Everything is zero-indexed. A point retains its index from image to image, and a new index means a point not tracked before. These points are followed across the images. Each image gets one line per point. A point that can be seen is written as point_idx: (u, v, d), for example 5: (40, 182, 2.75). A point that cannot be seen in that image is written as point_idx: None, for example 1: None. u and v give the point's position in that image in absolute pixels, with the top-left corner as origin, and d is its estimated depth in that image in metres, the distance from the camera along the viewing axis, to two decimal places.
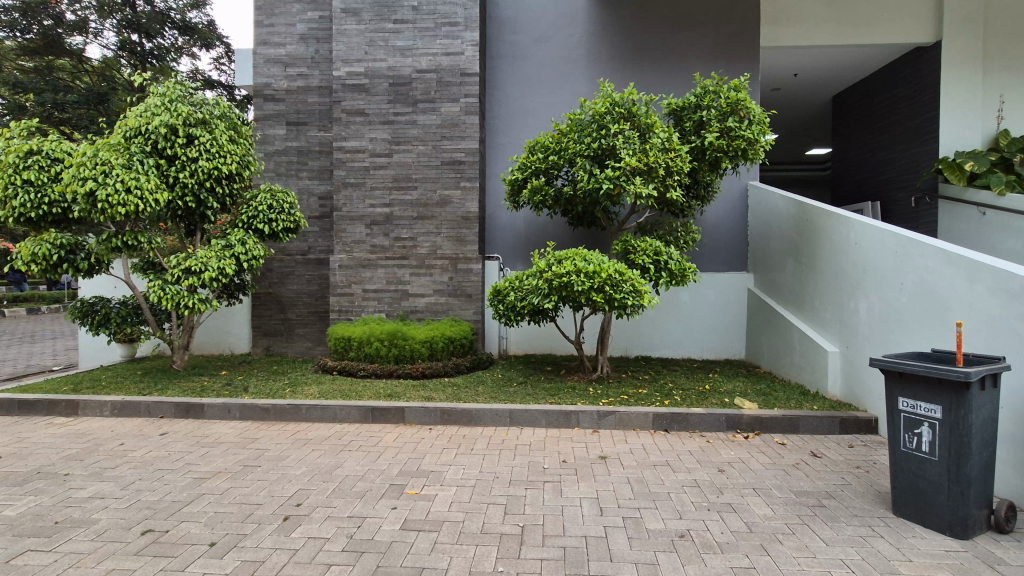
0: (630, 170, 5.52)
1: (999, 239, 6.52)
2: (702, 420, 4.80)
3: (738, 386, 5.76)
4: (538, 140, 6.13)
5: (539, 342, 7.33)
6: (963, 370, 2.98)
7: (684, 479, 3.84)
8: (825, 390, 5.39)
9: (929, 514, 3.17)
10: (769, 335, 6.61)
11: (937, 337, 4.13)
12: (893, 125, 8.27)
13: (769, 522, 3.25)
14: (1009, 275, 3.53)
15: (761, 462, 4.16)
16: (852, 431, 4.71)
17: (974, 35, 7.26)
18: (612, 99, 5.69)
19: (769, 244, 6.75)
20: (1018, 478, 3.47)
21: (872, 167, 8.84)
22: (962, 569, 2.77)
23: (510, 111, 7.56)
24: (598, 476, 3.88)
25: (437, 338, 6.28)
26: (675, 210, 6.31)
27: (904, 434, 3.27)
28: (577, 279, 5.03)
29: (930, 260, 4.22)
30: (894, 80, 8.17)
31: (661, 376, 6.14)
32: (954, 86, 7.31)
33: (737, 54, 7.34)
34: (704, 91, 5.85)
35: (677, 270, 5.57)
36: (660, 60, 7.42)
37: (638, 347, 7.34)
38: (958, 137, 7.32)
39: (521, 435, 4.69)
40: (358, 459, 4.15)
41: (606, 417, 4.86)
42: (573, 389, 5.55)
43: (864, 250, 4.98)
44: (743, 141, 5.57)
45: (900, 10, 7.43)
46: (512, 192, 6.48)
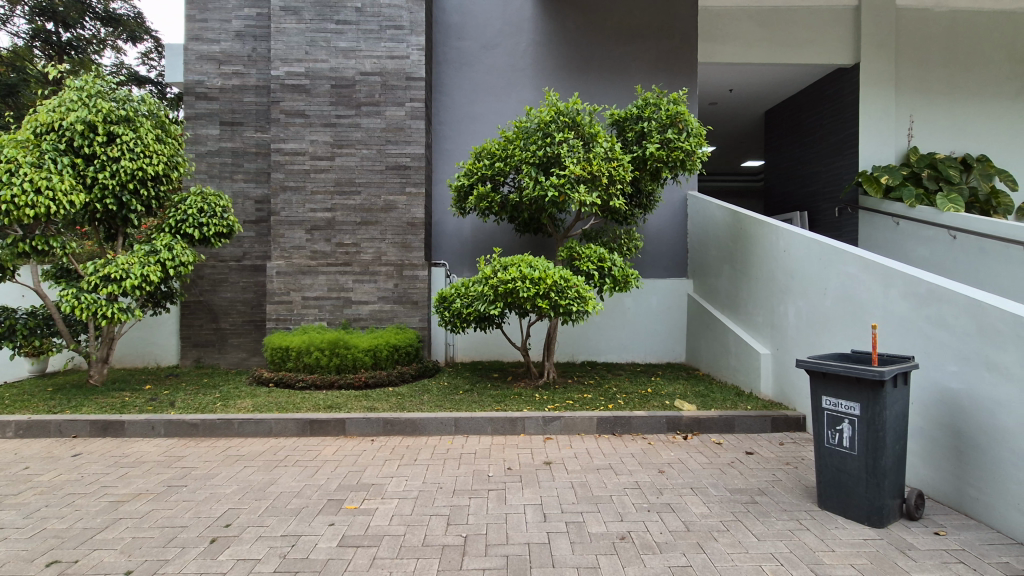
0: (575, 178, 5.60)
1: (910, 246, 7.14)
2: (644, 423, 4.92)
3: (678, 388, 5.95)
4: (485, 147, 6.12)
5: (485, 348, 7.30)
6: (877, 369, 3.20)
7: (626, 481, 3.91)
8: (758, 391, 5.65)
9: (850, 506, 3.36)
10: (707, 338, 6.86)
11: (857, 339, 4.41)
12: (819, 140, 8.82)
13: (705, 520, 3.36)
14: (919, 280, 3.82)
15: (699, 462, 4.30)
16: (782, 429, 4.96)
17: (887, 58, 7.87)
18: (557, 108, 5.77)
19: (707, 251, 7.03)
20: (925, 468, 3.77)
21: (800, 179, 9.39)
22: (878, 557, 2.96)
23: (457, 117, 7.53)
24: (542, 482, 3.89)
25: (381, 346, 6.13)
26: (619, 218, 6.45)
27: (827, 431, 3.45)
28: (522, 286, 5.05)
29: (850, 266, 4.50)
30: (819, 98, 8.73)
31: (605, 380, 6.25)
32: (870, 106, 7.90)
33: (676, 68, 7.61)
34: (645, 103, 6.03)
35: (621, 276, 5.66)
36: (604, 71, 7.60)
37: (584, 352, 7.45)
38: (875, 152, 7.91)
39: (466, 443, 4.65)
40: (294, 475, 3.97)
41: (551, 422, 4.87)
42: (520, 396, 5.55)
43: (792, 257, 5.27)
44: (682, 153, 5.78)
45: (823, 33, 7.94)
46: (458, 198, 6.44)
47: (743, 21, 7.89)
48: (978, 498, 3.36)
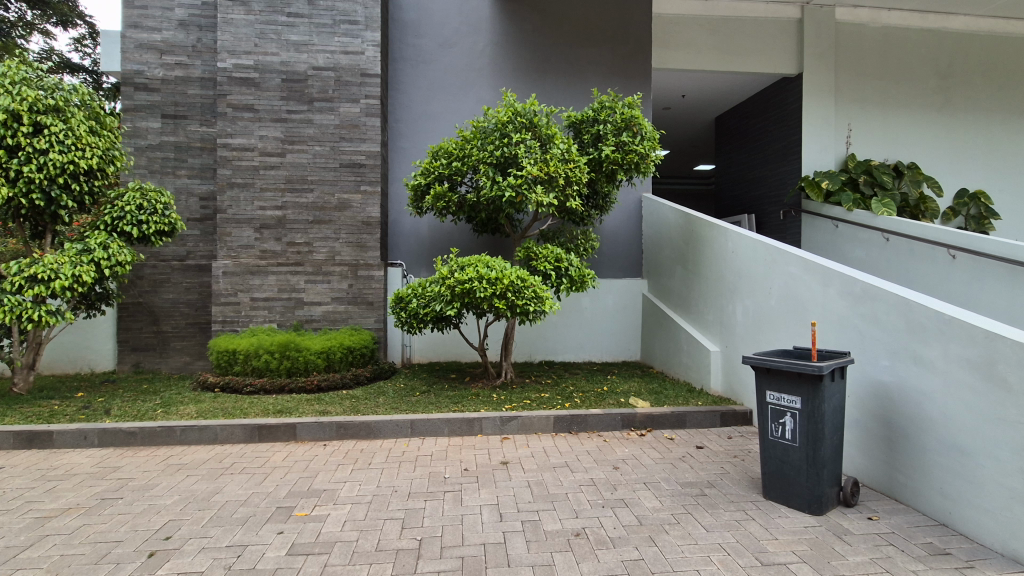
0: (532, 179, 5.63)
1: (848, 249, 7.62)
2: (600, 421, 4.99)
3: (633, 386, 6.07)
4: (442, 146, 6.07)
5: (443, 349, 7.24)
6: (817, 364, 3.36)
7: (581, 478, 3.96)
8: (709, 386, 5.84)
9: (792, 495, 3.51)
10: (660, 336, 7.04)
11: (799, 336, 4.63)
12: (765, 146, 9.20)
13: (657, 514, 3.44)
14: (855, 279, 4.04)
15: (651, 457, 4.40)
16: (731, 424, 5.14)
17: (828, 69, 8.28)
18: (514, 109, 5.79)
19: (661, 252, 7.21)
20: (860, 457, 3.99)
21: (748, 183, 9.77)
22: (817, 543, 3.11)
23: (413, 115, 7.44)
24: (499, 482, 3.89)
25: (335, 348, 5.99)
26: (575, 219, 6.52)
27: (771, 424, 3.60)
28: (479, 286, 5.04)
29: (792, 266, 4.72)
30: (765, 106, 9.12)
31: (562, 379, 6.31)
32: (812, 114, 8.31)
33: (631, 73, 7.76)
34: (600, 106, 6.12)
35: (577, 276, 5.72)
36: (561, 74, 7.68)
37: (542, 351, 7.51)
38: (816, 158, 8.32)
39: (422, 446, 4.59)
40: (241, 483, 3.82)
41: (508, 422, 4.88)
42: (477, 396, 5.53)
43: (740, 258, 5.48)
44: (636, 155, 5.91)
45: (769, 43, 8.28)
46: (415, 198, 6.36)
47: (694, 29, 8.15)
48: (907, 484, 3.60)
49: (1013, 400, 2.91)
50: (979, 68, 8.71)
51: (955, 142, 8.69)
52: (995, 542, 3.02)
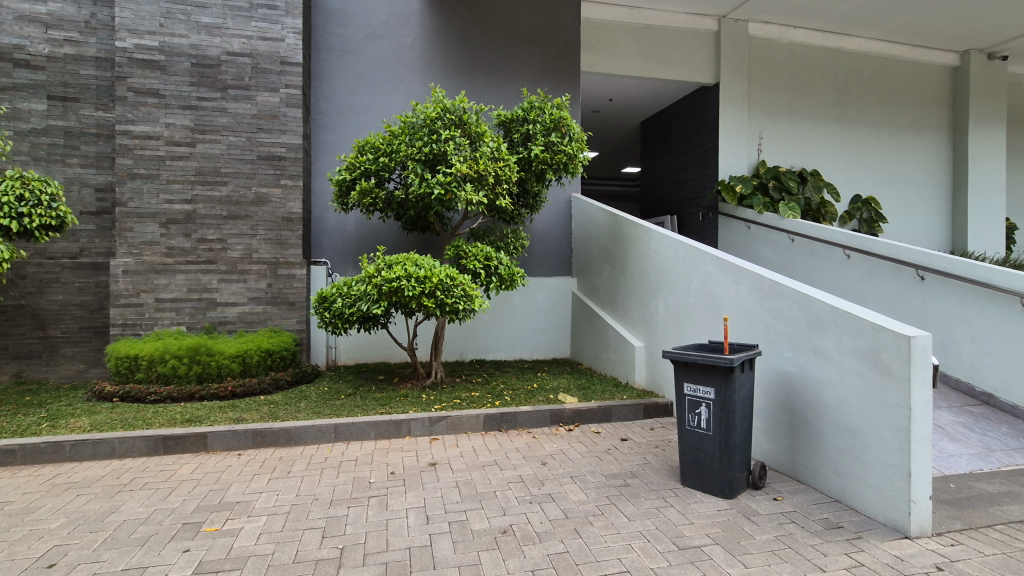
0: (461, 177, 5.58)
1: (760, 249, 8.25)
2: (529, 418, 5.04)
3: (562, 382, 6.19)
4: (368, 140, 5.89)
5: (370, 350, 7.02)
6: (728, 357, 3.58)
7: (509, 476, 3.98)
8: (633, 380, 6.06)
9: (707, 481, 3.71)
10: (589, 333, 7.22)
11: (714, 330, 4.90)
12: (686, 151, 9.68)
13: (582, 506, 3.52)
14: (763, 277, 4.33)
15: (578, 451, 4.50)
16: (653, 416, 5.37)
17: (741, 80, 8.83)
18: (443, 105, 5.73)
19: (589, 251, 7.39)
20: (766, 441, 4.29)
21: (670, 185, 10.23)
22: (729, 525, 3.31)
23: (338, 108, 7.16)
24: (425, 483, 3.82)
25: (251, 352, 5.67)
26: (505, 218, 6.54)
27: (688, 415, 3.79)
28: (406, 285, 4.94)
29: (709, 265, 4.99)
30: (686, 113, 9.59)
31: (493, 377, 6.32)
32: (728, 122, 8.83)
33: (561, 75, 7.86)
34: (530, 106, 6.17)
35: (507, 275, 5.73)
36: (491, 73, 7.66)
37: (473, 350, 7.48)
38: (731, 163, 8.86)
39: (346, 451, 4.43)
40: (142, 499, 3.51)
41: (437, 423, 4.81)
42: (405, 397, 5.41)
43: (662, 257, 5.72)
44: (564, 156, 6.01)
45: (689, 53, 8.70)
46: (340, 193, 6.14)
47: (620, 35, 8.42)
48: (807, 465, 3.90)
49: (894, 385, 3.23)
50: (871, 86, 9.61)
51: (851, 152, 9.56)
52: (879, 514, 3.36)
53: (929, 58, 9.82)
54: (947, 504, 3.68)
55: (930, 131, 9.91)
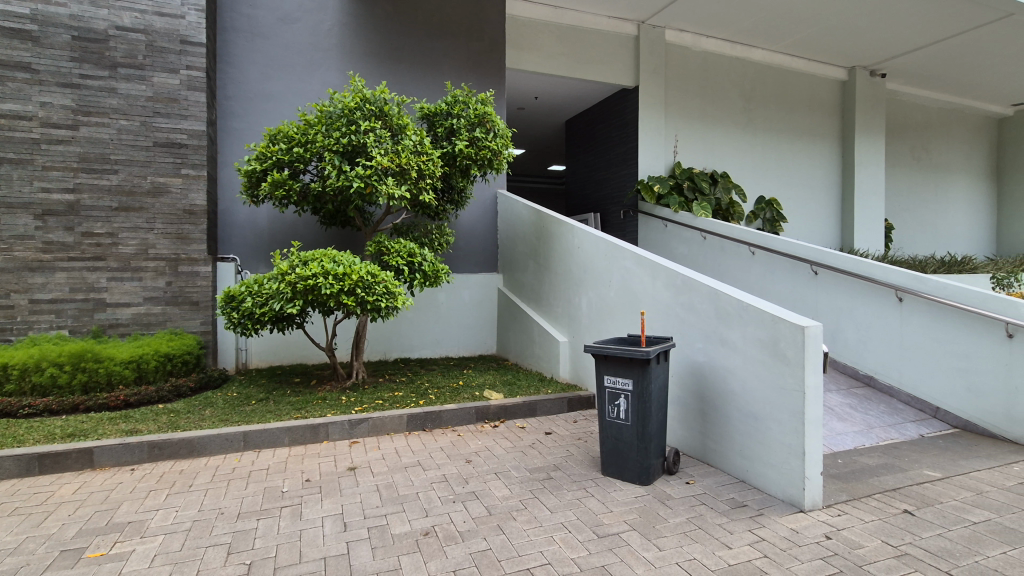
0: (382, 170, 5.40)
1: (676, 246, 8.67)
2: (454, 416, 4.99)
3: (488, 378, 6.18)
4: (281, 129, 5.56)
5: (286, 351, 6.65)
6: (645, 350, 3.71)
7: (432, 476, 3.91)
8: (558, 374, 6.17)
9: (625, 469, 3.85)
10: (515, 329, 7.26)
11: (632, 324, 5.08)
12: (607, 150, 9.98)
13: (505, 502, 3.53)
14: (677, 272, 4.55)
15: (503, 447, 4.51)
16: (576, 409, 5.49)
17: (659, 84, 9.22)
18: (362, 95, 5.51)
19: (515, 248, 7.42)
20: (680, 429, 4.50)
21: (593, 184, 10.51)
22: (645, 511, 3.44)
23: (247, 93, 6.70)
24: (344, 489, 3.68)
25: (147, 357, 5.19)
26: (429, 213, 6.40)
27: (608, 407, 3.90)
28: (323, 283, 4.70)
29: (628, 261, 5.16)
30: (608, 113, 9.89)
31: (418, 376, 6.19)
32: (647, 123, 9.19)
33: (486, 70, 7.78)
34: (454, 100, 6.09)
35: (431, 271, 5.61)
36: (414, 64, 7.46)
37: (397, 348, 7.30)
38: (650, 164, 9.24)
39: (256, 459, 4.17)
40: (9, 527, 3.10)
41: (358, 425, 4.64)
42: (323, 400, 5.17)
43: (585, 253, 5.86)
44: (489, 152, 5.97)
45: (611, 55, 8.97)
46: (249, 185, 5.75)
47: (545, 34, 8.52)
48: (716, 449, 4.15)
49: (790, 371, 3.50)
50: (773, 96, 10.39)
51: (756, 156, 10.28)
52: (777, 491, 3.63)
53: (822, 72, 10.75)
54: (836, 478, 4.05)
55: (823, 139, 10.87)
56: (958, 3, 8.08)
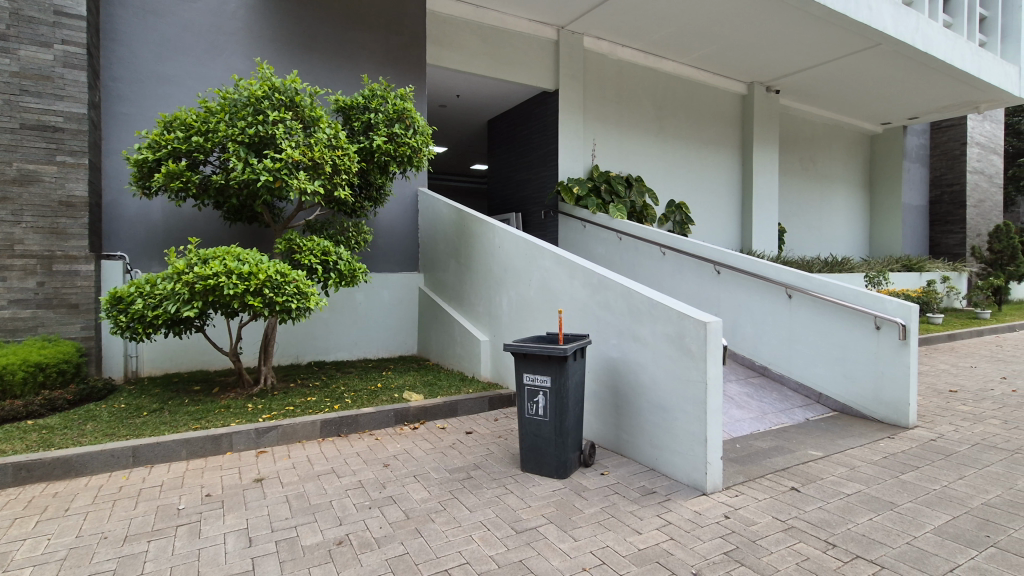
0: (292, 163, 5.11)
1: (594, 247, 8.99)
2: (371, 419, 4.84)
3: (408, 380, 6.06)
4: (177, 115, 5.13)
5: (183, 357, 6.14)
6: (563, 347, 3.82)
7: (347, 483, 3.77)
8: (479, 373, 6.18)
9: (543, 464, 3.93)
10: (436, 329, 7.18)
11: (551, 323, 5.20)
12: (528, 151, 10.14)
13: (424, 504, 3.48)
14: (593, 272, 4.70)
15: (422, 449, 4.44)
16: (497, 407, 5.53)
17: (578, 89, 9.49)
18: (271, 83, 5.20)
19: (436, 247, 7.34)
20: (596, 422, 4.67)
21: (514, 184, 10.62)
22: (562, 503, 3.54)
23: (137, 75, 6.11)
24: (250, 502, 3.45)
25: (13, 367, 4.58)
26: (345, 210, 6.16)
27: (527, 404, 3.97)
28: (225, 283, 4.38)
29: (547, 261, 5.27)
30: (529, 115, 10.05)
31: (333, 380, 5.94)
32: (566, 126, 9.42)
33: (405, 65, 7.60)
34: (371, 94, 5.90)
35: (347, 270, 5.40)
36: (328, 55, 7.15)
37: (311, 352, 6.98)
38: (569, 166, 9.50)
39: (148, 476, 3.81)
40: None
41: (266, 434, 4.38)
42: (227, 409, 4.82)
43: (505, 252, 5.91)
44: (408, 148, 5.84)
45: (532, 58, 9.12)
46: (140, 175, 5.25)
47: (466, 32, 8.50)
48: (629, 440, 4.34)
49: (694, 364, 3.75)
50: (682, 105, 11.05)
51: (666, 163, 10.90)
52: (684, 476, 3.87)
53: (726, 85, 11.57)
54: (734, 461, 4.39)
55: (727, 148, 11.73)
56: (837, 31, 9.01)
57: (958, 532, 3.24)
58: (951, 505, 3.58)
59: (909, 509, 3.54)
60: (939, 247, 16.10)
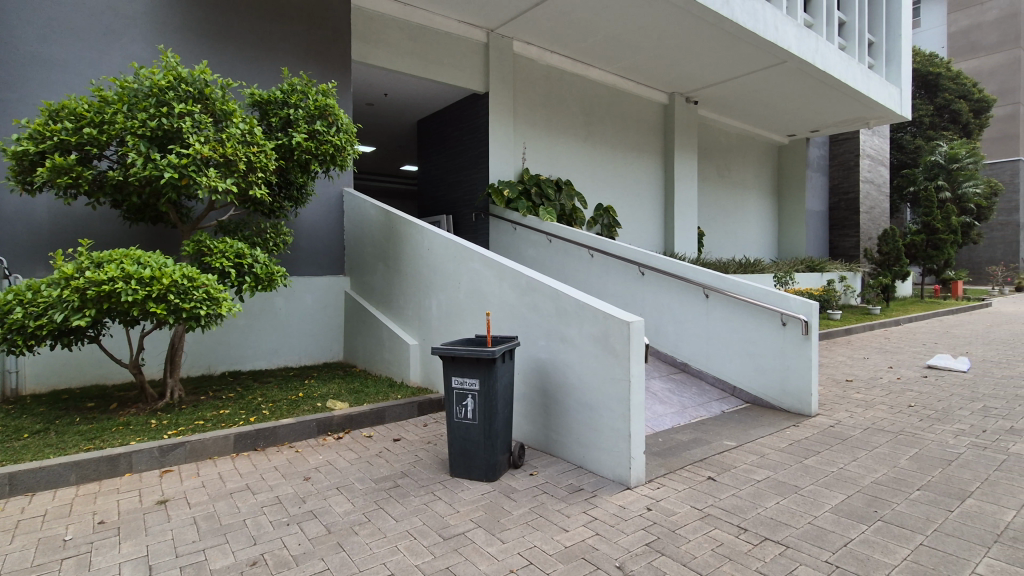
0: (201, 160, 4.77)
1: (524, 249, 9.07)
2: (291, 431, 4.61)
3: (332, 388, 5.83)
4: (65, 104, 4.64)
5: (75, 371, 5.56)
6: (491, 349, 3.80)
7: (264, 499, 3.56)
8: (408, 378, 6.06)
9: (472, 468, 3.90)
10: (363, 334, 6.96)
11: (480, 326, 5.19)
12: (459, 153, 10.08)
13: (347, 517, 3.35)
14: (522, 273, 4.72)
15: (347, 459, 4.28)
16: (426, 412, 5.44)
17: (507, 92, 9.55)
18: (176, 74, 4.82)
19: (363, 249, 7.11)
20: (526, 423, 4.70)
21: (444, 186, 10.53)
22: (490, 507, 3.53)
23: (16, 57, 5.47)
24: (151, 527, 3.17)
25: None
26: (262, 210, 5.83)
27: (456, 407, 3.92)
28: (122, 289, 4.01)
29: (476, 263, 5.25)
30: (459, 117, 10.01)
31: (249, 391, 5.60)
32: (496, 129, 9.46)
33: (328, 61, 7.33)
34: (290, 88, 5.63)
35: (263, 274, 5.10)
36: (243, 46, 6.75)
37: (225, 361, 6.55)
38: (499, 168, 9.54)
39: (29, 506, 3.41)
40: None
41: (171, 451, 4.05)
42: (126, 426, 4.41)
43: (434, 254, 5.83)
44: (331, 147, 5.61)
45: (462, 59, 9.09)
46: (19, 169, 4.70)
47: (393, 30, 8.33)
48: (557, 439, 4.41)
49: (619, 362, 3.87)
50: (608, 112, 11.42)
51: (594, 167, 11.23)
52: (609, 472, 3.98)
53: (649, 94, 12.08)
54: (656, 455, 4.58)
55: (650, 154, 12.25)
56: (747, 48, 9.65)
57: (852, 509, 3.55)
58: (846, 485, 3.92)
59: (811, 491, 3.84)
60: (838, 249, 17.68)
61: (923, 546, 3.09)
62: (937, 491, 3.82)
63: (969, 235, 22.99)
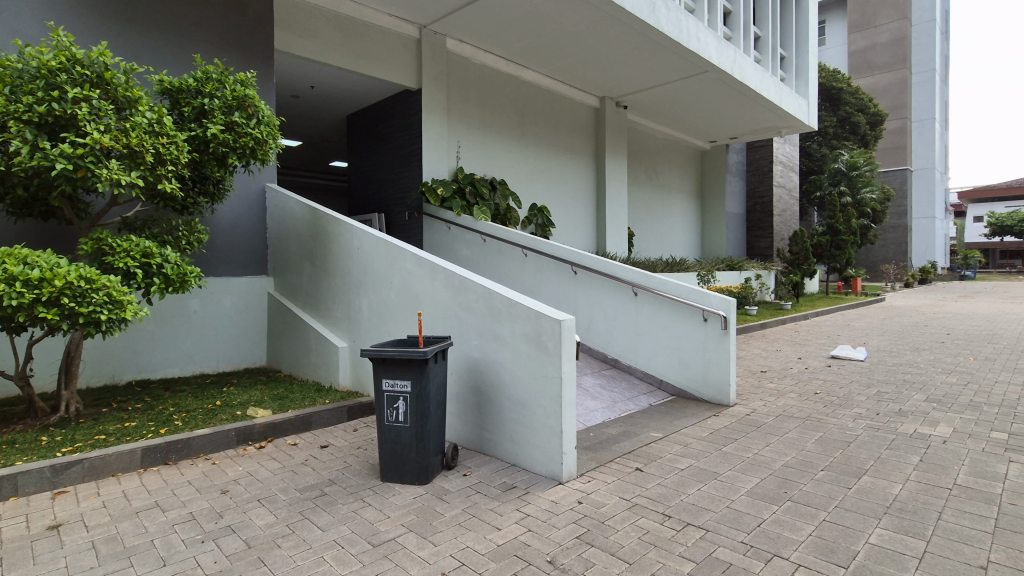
0: (101, 150, 4.36)
1: (459, 248, 9.02)
2: (207, 442, 4.32)
3: (254, 395, 5.52)
4: None
5: None
6: (422, 350, 3.74)
7: (175, 517, 3.31)
8: (338, 382, 5.86)
9: (403, 471, 3.83)
10: (288, 338, 6.65)
11: (412, 326, 5.09)
12: (391, 150, 9.86)
13: (269, 530, 3.19)
14: (455, 273, 4.68)
15: (269, 469, 4.07)
16: (356, 416, 5.28)
17: (441, 90, 9.45)
18: (69, 55, 4.38)
19: (288, 248, 6.79)
20: (459, 424, 4.67)
21: (376, 183, 10.26)
22: (422, 510, 3.48)
23: None
24: (41, 555, 2.86)
25: None
26: (174, 206, 5.41)
27: (387, 410, 3.83)
28: (4, 292, 3.59)
29: (408, 263, 5.15)
30: (390, 113, 9.78)
31: (160, 401, 5.20)
32: (430, 127, 9.34)
33: (248, 50, 6.93)
34: (205, 77, 5.28)
35: (175, 274, 4.73)
36: (151, 29, 6.25)
37: (131, 370, 6.04)
38: (433, 167, 9.42)
39: None
40: None
41: (68, 470, 3.68)
42: (10, 445, 3.96)
43: (365, 254, 5.67)
44: (251, 140, 5.28)
45: (394, 54, 8.90)
46: None
47: (320, 21, 8.02)
48: (490, 439, 4.41)
49: (550, 360, 3.93)
50: (542, 113, 11.57)
51: (528, 168, 11.35)
52: (541, 468, 4.04)
53: (581, 97, 12.36)
54: (588, 449, 4.70)
55: (582, 156, 12.55)
56: (673, 57, 10.11)
57: (765, 491, 3.81)
58: (759, 469, 4.20)
59: (729, 476, 4.08)
60: (754, 249, 18.94)
61: (826, 522, 3.36)
62: (838, 470, 4.17)
63: (866, 236, 25.40)
